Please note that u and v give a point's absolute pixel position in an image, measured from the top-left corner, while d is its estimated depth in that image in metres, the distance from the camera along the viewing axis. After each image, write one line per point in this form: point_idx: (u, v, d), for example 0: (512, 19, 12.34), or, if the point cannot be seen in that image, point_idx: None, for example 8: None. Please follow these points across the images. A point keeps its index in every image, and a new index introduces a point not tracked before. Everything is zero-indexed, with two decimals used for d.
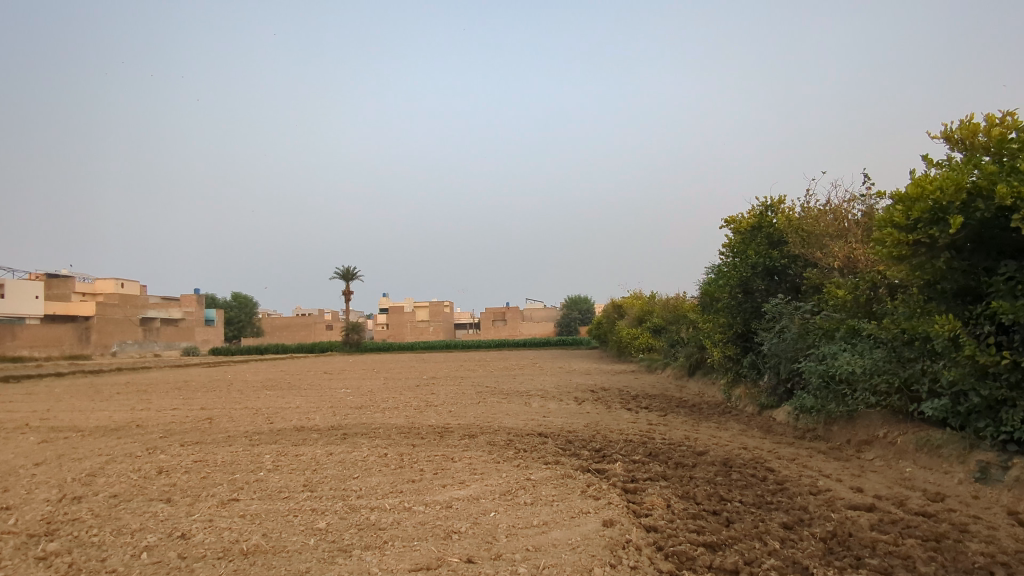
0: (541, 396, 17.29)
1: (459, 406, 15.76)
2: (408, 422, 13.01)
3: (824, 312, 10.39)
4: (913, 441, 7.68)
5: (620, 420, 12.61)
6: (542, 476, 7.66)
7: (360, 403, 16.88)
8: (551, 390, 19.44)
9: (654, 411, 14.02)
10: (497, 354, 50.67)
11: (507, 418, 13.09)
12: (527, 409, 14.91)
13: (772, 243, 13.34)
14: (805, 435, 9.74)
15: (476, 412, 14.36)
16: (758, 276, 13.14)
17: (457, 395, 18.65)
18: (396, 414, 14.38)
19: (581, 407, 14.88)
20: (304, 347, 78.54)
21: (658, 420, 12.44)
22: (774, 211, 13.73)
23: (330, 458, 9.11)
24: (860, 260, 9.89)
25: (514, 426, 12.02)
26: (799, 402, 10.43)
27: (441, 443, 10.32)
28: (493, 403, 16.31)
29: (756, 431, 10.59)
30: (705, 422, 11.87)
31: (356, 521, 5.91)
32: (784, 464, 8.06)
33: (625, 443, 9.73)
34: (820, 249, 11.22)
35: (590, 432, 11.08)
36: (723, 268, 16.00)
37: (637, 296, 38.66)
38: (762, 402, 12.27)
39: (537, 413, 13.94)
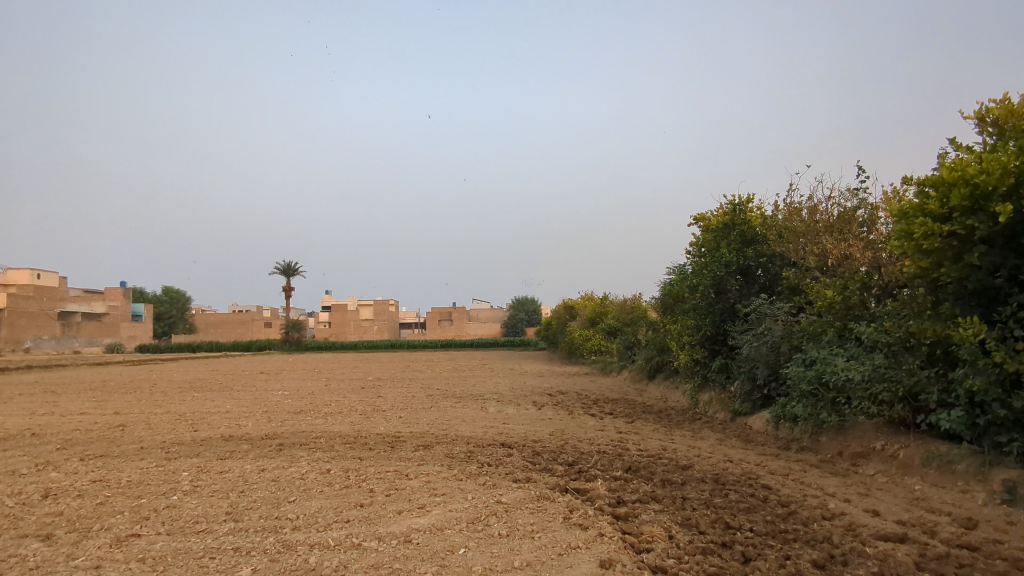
0: (497, 401, 16.25)
1: (409, 411, 14.53)
2: (354, 430, 11.73)
3: (809, 315, 9.76)
4: (920, 456, 7.00)
5: (587, 428, 11.69)
6: (514, 498, 6.61)
7: (299, 408, 15.39)
8: (506, 393, 18.44)
9: (620, 417, 13.17)
10: (445, 354, 49.33)
11: (464, 426, 11.97)
12: (483, 414, 13.81)
13: (745, 241, 12.73)
14: (790, 445, 9.02)
15: (429, 418, 13.18)
16: (732, 276, 12.45)
17: (407, 398, 17.36)
18: (340, 421, 13.03)
19: (541, 413, 13.88)
20: (240, 346, 74.89)
21: (626, 428, 11.59)
22: (747, 209, 13.13)
23: (261, 475, 7.80)
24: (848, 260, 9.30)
25: (473, 434, 10.91)
26: (782, 410, 9.71)
27: (392, 455, 9.11)
28: (446, 407, 15.14)
29: (735, 440, 9.85)
30: (678, 430, 11.08)
31: (292, 565, 4.71)
32: (779, 481, 7.27)
33: (600, 456, 8.77)
34: (800, 248, 10.62)
35: (557, 442, 10.10)
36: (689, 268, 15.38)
37: (589, 297, 38.12)
38: (735, 409, 11.57)
39: (496, 420, 12.89)
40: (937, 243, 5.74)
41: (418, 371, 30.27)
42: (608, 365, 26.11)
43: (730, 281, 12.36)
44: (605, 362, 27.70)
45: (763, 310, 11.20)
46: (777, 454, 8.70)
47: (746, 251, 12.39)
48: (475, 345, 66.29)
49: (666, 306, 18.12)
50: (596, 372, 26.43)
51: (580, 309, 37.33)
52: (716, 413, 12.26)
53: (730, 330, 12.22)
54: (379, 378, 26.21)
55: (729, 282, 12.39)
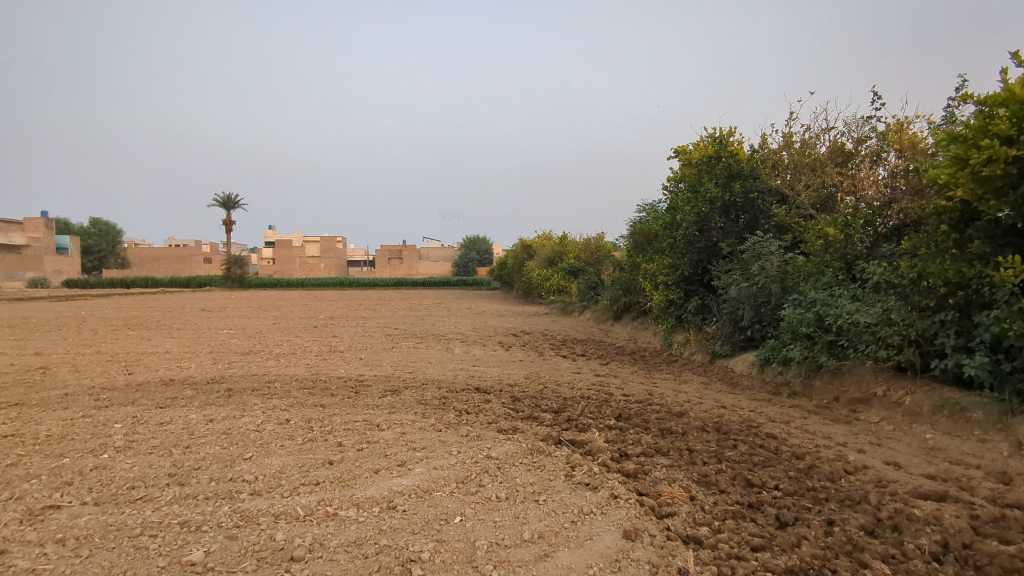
0: (461, 341, 15.52)
1: (368, 351, 13.63)
2: (311, 373, 10.80)
3: (806, 255, 9.24)
4: (930, 402, 6.60)
5: (562, 371, 11.11)
6: (505, 452, 5.90)
7: (247, 348, 14.26)
8: (469, 333, 17.72)
9: (594, 358, 12.66)
10: (397, 293, 48.16)
11: (431, 369, 11.19)
12: (449, 356, 13.05)
13: (731, 176, 12.04)
14: (781, 390, 8.61)
15: (392, 360, 12.34)
16: (717, 212, 11.81)
17: (364, 338, 16.41)
18: (295, 362, 12.03)
19: (511, 355, 13.26)
20: (179, 282, 71.45)
21: (603, 371, 11.06)
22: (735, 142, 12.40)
23: (210, 426, 6.83)
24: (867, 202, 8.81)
25: (444, 378, 10.15)
26: (771, 352, 9.28)
27: (358, 402, 8.26)
28: (407, 348, 14.30)
29: (720, 384, 9.42)
30: (658, 374, 10.61)
31: (254, 544, 3.86)
32: (783, 429, 6.79)
33: (586, 402, 8.16)
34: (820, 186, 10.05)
35: (535, 386, 9.47)
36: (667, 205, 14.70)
37: (547, 237, 37.43)
38: (715, 351, 11.14)
39: (464, 362, 12.18)
40: (999, 170, 5.17)
41: (371, 310, 29.15)
42: (568, 305, 25.68)
43: (715, 217, 11.71)
44: (565, 302, 27.28)
45: (752, 248, 10.65)
46: (770, 399, 8.27)
47: (732, 186, 11.74)
48: (427, 283, 65.16)
49: (636, 246, 17.51)
50: (556, 312, 25.99)
51: (538, 249, 36.63)
52: (693, 356, 11.85)
53: (713, 270, 11.68)
54: (331, 317, 25.08)
55: (714, 219, 11.75)
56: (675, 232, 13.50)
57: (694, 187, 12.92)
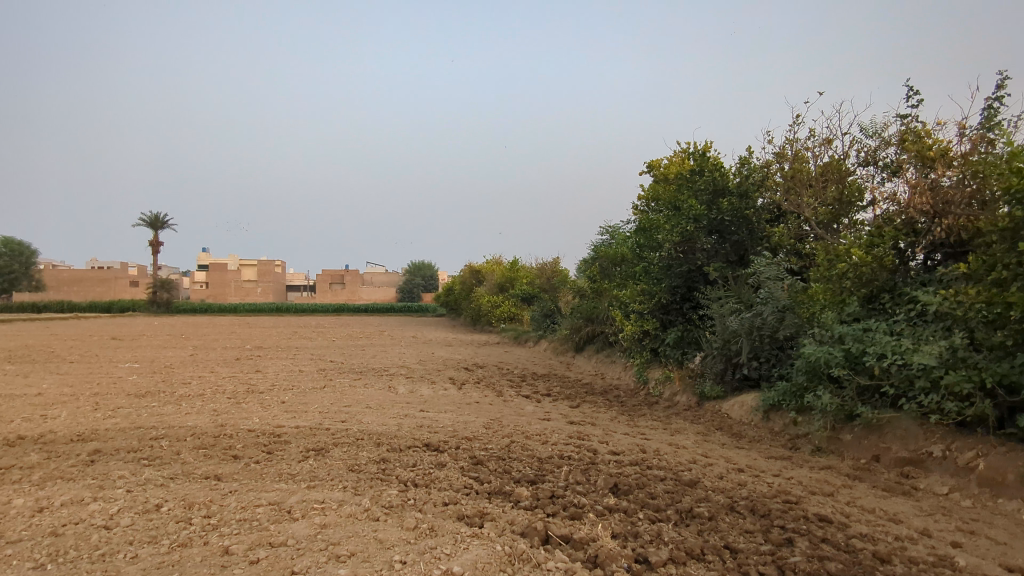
0: (406, 378, 13.53)
1: (295, 391, 11.49)
2: (216, 423, 8.62)
3: (821, 281, 7.84)
4: (1015, 470, 5.16)
5: (528, 417, 9.32)
6: (472, 561, 4.04)
7: (145, 388, 11.84)
8: (414, 367, 15.73)
9: (561, 399, 10.95)
10: (337, 320, 45.38)
11: (369, 416, 9.20)
12: (391, 397, 11.06)
13: (716, 192, 10.55)
14: (799, 444, 7.08)
15: (322, 403, 10.26)
16: (704, 231, 10.36)
17: (292, 374, 14.17)
18: (199, 408, 9.78)
19: (464, 395, 11.38)
20: (97, 307, 66.08)
21: (576, 416, 9.34)
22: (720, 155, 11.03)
23: (34, 523, 4.68)
24: (891, 221, 7.47)
25: (384, 430, 8.19)
26: (780, 396, 7.78)
27: (267, 472, 6.22)
28: (340, 387, 12.21)
29: (721, 436, 7.84)
30: (641, 420, 8.97)
31: None
32: (832, 507, 5.20)
33: (567, 466, 6.39)
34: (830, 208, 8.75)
35: (498, 441, 7.64)
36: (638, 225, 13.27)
37: (497, 262, 35.81)
38: (704, 392, 9.61)
39: (409, 406, 10.22)
40: None
41: (306, 339, 26.63)
42: (521, 333, 24.00)
43: (700, 236, 10.25)
44: (517, 331, 25.59)
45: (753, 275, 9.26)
46: (790, 458, 6.71)
47: (719, 202, 10.31)
48: (370, 310, 62.38)
49: (601, 271, 16.03)
50: (508, 341, 24.24)
51: (487, 274, 34.96)
52: (677, 397, 10.29)
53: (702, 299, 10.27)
54: (259, 347, 22.53)
55: (700, 239, 10.29)
56: (651, 255, 12.07)
57: (674, 203, 11.48)
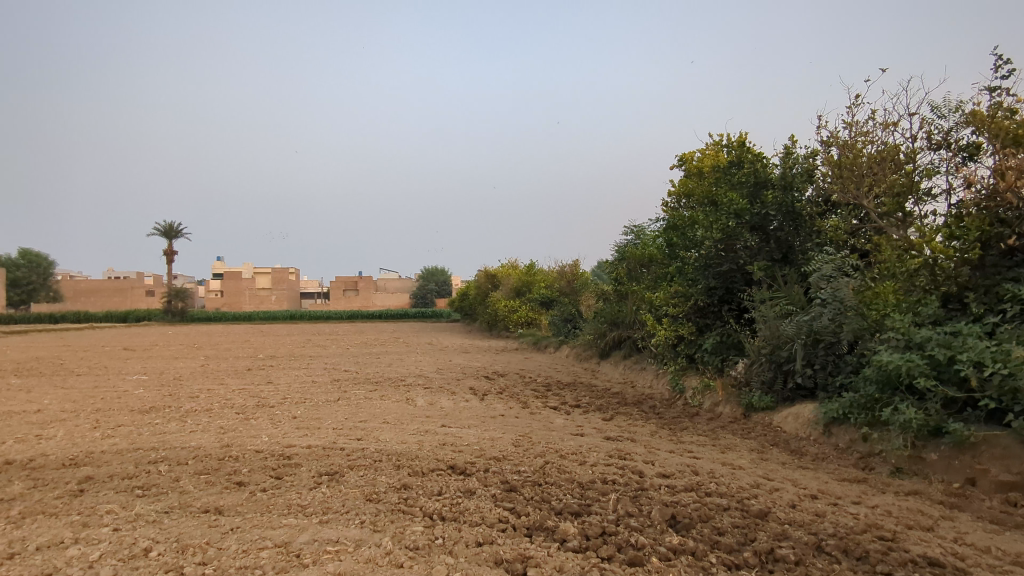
0: (424, 388, 12.83)
1: (308, 405, 10.83)
2: (222, 443, 7.97)
3: (890, 280, 7.00)
4: None
5: (559, 432, 8.58)
6: None
7: (151, 403, 11.25)
8: (433, 375, 15.03)
9: (592, 411, 10.19)
10: (352, 327, 44.90)
11: (387, 433, 8.50)
12: (409, 411, 10.36)
13: (756, 186, 9.75)
14: (873, 464, 6.25)
15: (336, 419, 9.58)
16: (747, 228, 9.57)
17: (304, 385, 13.52)
18: (205, 426, 9.14)
19: (488, 407, 10.66)
20: (113, 316, 66.31)
21: (612, 431, 8.59)
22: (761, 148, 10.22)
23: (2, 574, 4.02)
24: (972, 212, 6.61)
25: (403, 450, 7.48)
26: (846, 409, 6.95)
27: (275, 504, 5.53)
28: (355, 399, 11.54)
29: (779, 453, 7.04)
30: (684, 435, 8.19)
31: None
32: (937, 545, 4.38)
33: (613, 493, 5.64)
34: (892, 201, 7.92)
35: (530, 461, 6.89)
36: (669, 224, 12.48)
37: (513, 266, 35.09)
38: (752, 403, 8.79)
39: (430, 420, 9.51)
40: None
41: (320, 347, 26.07)
42: (541, 339, 23.23)
43: (744, 233, 9.46)
44: (536, 337, 24.82)
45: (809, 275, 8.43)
46: (866, 481, 5.89)
47: (762, 197, 9.51)
48: (384, 316, 61.90)
49: (627, 273, 15.28)
50: (527, 347, 23.49)
51: (503, 278, 34.24)
52: (720, 408, 9.48)
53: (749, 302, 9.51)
54: (272, 356, 21.99)
55: (744, 236, 9.49)
56: (687, 255, 11.32)
57: (711, 199, 10.69)
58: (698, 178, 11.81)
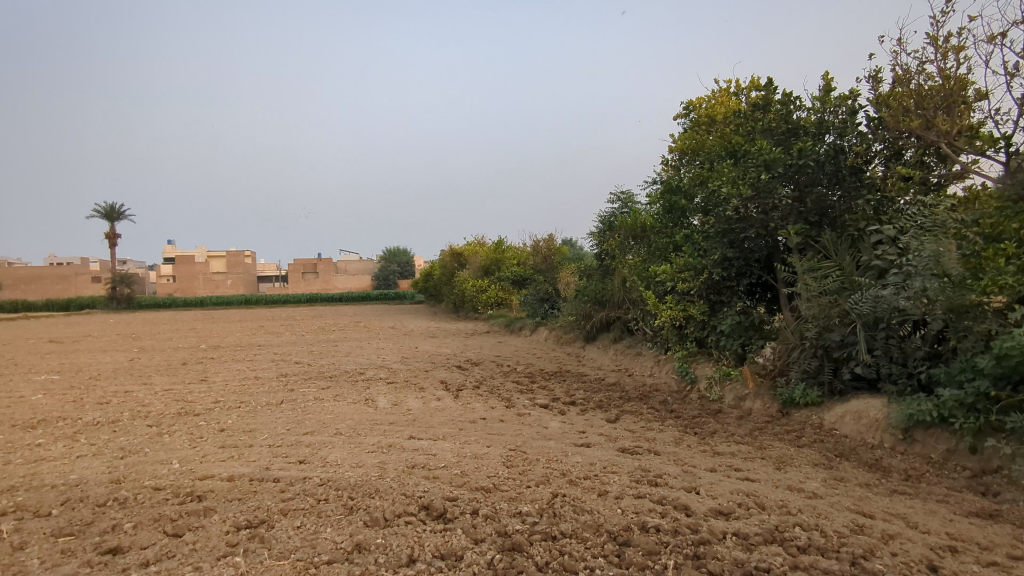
0: (387, 383, 10.94)
1: (243, 411, 8.80)
2: (113, 474, 5.94)
3: (1003, 240, 5.40)
4: None
5: (559, 443, 6.83)
6: None
7: (43, 413, 9.02)
8: (397, 366, 13.14)
9: (592, 409, 8.44)
10: (311, 312, 42.36)
11: (339, 453, 6.57)
12: (369, 416, 8.43)
13: (788, 138, 8.09)
14: (998, 489, 4.69)
15: (275, 431, 7.60)
16: (783, 183, 7.80)
17: (243, 383, 11.42)
18: (100, 446, 7.05)
19: (464, 407, 8.85)
20: (51, 305, 61.92)
21: (624, 439, 6.89)
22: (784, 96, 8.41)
23: None
24: None
25: (360, 480, 5.59)
26: (945, 410, 5.34)
27: None
28: (304, 400, 9.55)
29: (853, 470, 5.44)
30: (717, 443, 6.54)
31: None
32: None
33: (665, 553, 3.90)
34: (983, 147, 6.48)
35: (533, 492, 5.13)
36: (671, 188, 10.75)
37: (480, 243, 33.03)
38: (795, 398, 7.17)
39: (394, 429, 7.65)
40: None
41: (271, 335, 23.74)
42: (514, 320, 21.44)
43: (781, 190, 7.67)
44: (508, 318, 23.02)
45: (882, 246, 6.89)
46: (1001, 515, 4.31)
47: (797, 147, 7.81)
48: (345, 299, 59.28)
49: (616, 246, 13.61)
50: (499, 330, 21.67)
51: (470, 256, 32.16)
52: (748, 405, 7.85)
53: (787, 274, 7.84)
54: (215, 347, 19.64)
55: (777, 193, 7.74)
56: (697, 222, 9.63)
57: (730, 151, 8.89)
58: (705, 133, 10.05)
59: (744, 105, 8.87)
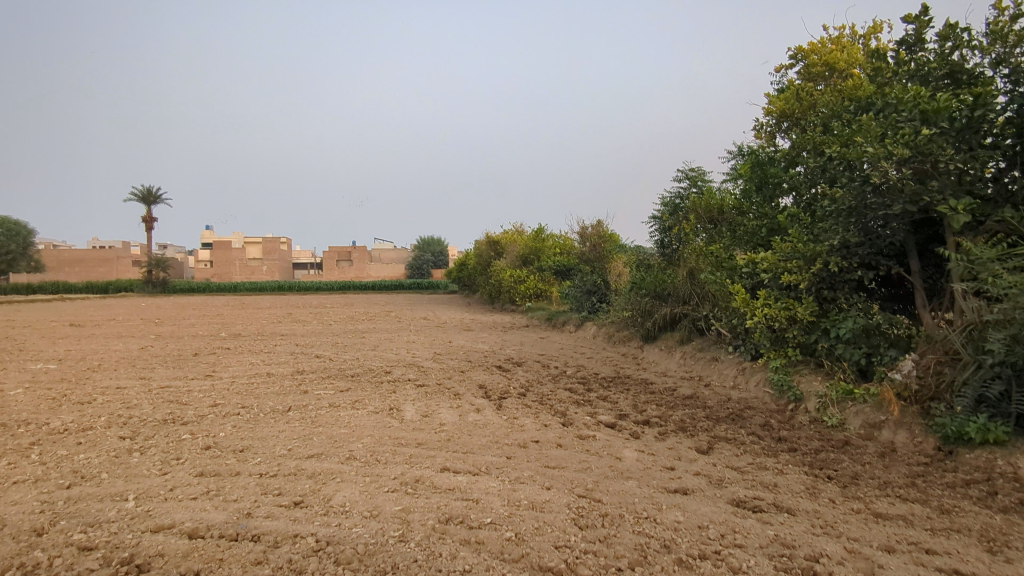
0: (417, 386, 9.30)
1: (241, 419, 7.23)
2: (42, 517, 4.37)
3: None
4: None
5: (643, 486, 5.05)
6: None
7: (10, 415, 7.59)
8: (429, 364, 11.52)
9: (674, 433, 6.64)
10: (342, 300, 41.25)
11: (348, 492, 4.89)
12: (391, 432, 6.78)
13: (948, 86, 6.10)
14: None
15: (272, 452, 5.98)
16: (948, 141, 5.83)
17: (252, 381, 9.89)
18: (48, 468, 5.51)
19: (510, 423, 7.14)
20: (89, 287, 62.37)
21: (731, 483, 5.08)
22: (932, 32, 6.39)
23: None
24: None
25: (371, 546, 3.89)
26: None
27: None
28: (317, 406, 7.95)
29: None
30: (870, 495, 4.68)
31: None
32: None
33: None
34: None
35: None
36: (775, 163, 8.87)
37: (518, 231, 31.27)
38: (966, 433, 5.25)
39: (422, 453, 5.97)
40: None
41: (296, 324, 22.41)
42: (556, 314, 19.66)
43: (948, 149, 5.69)
44: (548, 311, 21.24)
45: None
46: None
47: (966, 95, 5.80)
48: (377, 288, 58.13)
49: (686, 232, 11.74)
50: (539, 324, 19.90)
51: (507, 244, 30.43)
52: (888, 436, 5.96)
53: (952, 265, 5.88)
54: (235, 336, 18.34)
55: (941, 156, 5.76)
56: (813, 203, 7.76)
57: (860, 105, 6.92)
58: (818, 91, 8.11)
59: (879, 48, 6.90)
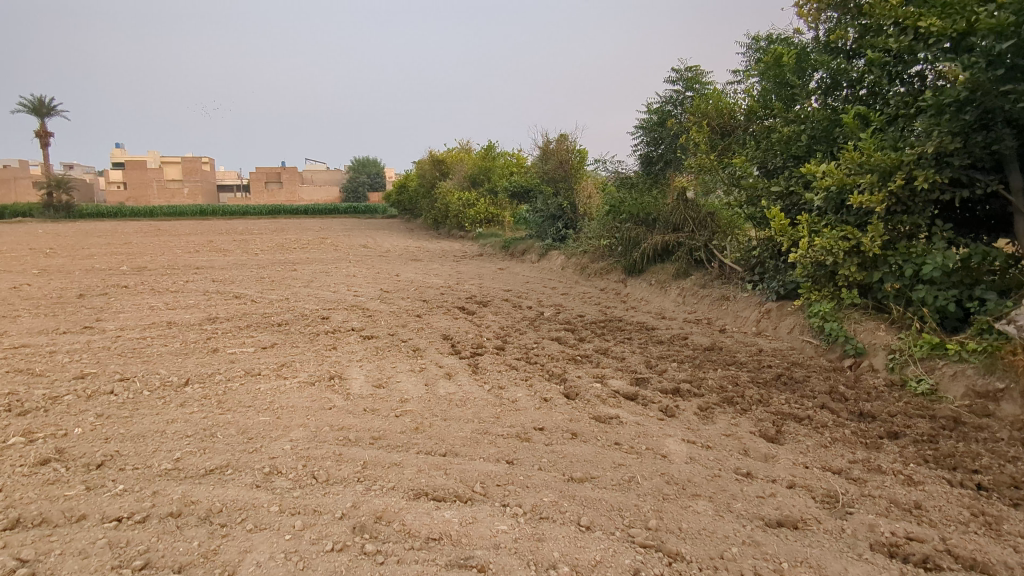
0: (364, 340, 7.24)
1: (112, 404, 5.03)
2: None
3: None
4: None
5: (731, 518, 3.33)
6: None
7: None
8: (376, 307, 9.43)
9: (722, 409, 4.94)
10: (272, 225, 37.65)
11: (266, 557, 2.93)
12: (333, 418, 4.78)
13: None
14: None
15: (149, 465, 3.90)
16: None
17: (143, 336, 7.55)
18: None
19: (497, 398, 5.27)
20: None
21: (855, 507, 3.43)
22: None
23: None
24: None
25: None
26: None
27: None
28: (227, 375, 5.80)
29: None
30: None
31: None
32: None
33: None
34: None
35: None
36: (824, 54, 7.01)
37: (466, 150, 28.60)
38: None
39: (382, 459, 4.05)
40: None
41: (215, 255, 19.46)
42: (514, 241, 17.64)
43: None
44: (503, 239, 19.19)
45: None
46: None
47: None
48: (311, 212, 54.22)
49: (686, 144, 9.85)
50: (495, 253, 17.86)
51: (453, 164, 27.79)
52: (1013, 412, 4.46)
53: None
54: (138, 270, 15.46)
55: None
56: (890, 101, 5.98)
57: None
58: None
59: None
